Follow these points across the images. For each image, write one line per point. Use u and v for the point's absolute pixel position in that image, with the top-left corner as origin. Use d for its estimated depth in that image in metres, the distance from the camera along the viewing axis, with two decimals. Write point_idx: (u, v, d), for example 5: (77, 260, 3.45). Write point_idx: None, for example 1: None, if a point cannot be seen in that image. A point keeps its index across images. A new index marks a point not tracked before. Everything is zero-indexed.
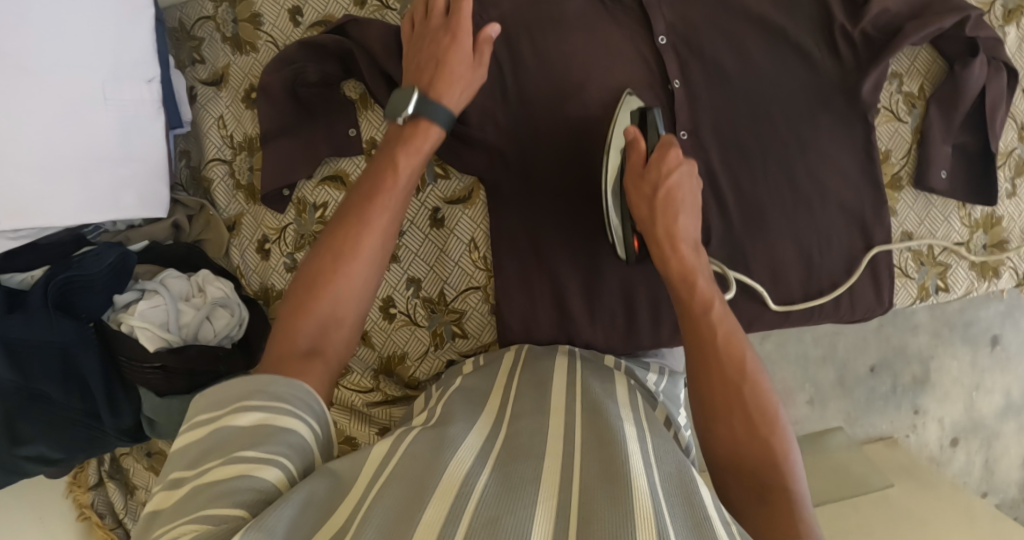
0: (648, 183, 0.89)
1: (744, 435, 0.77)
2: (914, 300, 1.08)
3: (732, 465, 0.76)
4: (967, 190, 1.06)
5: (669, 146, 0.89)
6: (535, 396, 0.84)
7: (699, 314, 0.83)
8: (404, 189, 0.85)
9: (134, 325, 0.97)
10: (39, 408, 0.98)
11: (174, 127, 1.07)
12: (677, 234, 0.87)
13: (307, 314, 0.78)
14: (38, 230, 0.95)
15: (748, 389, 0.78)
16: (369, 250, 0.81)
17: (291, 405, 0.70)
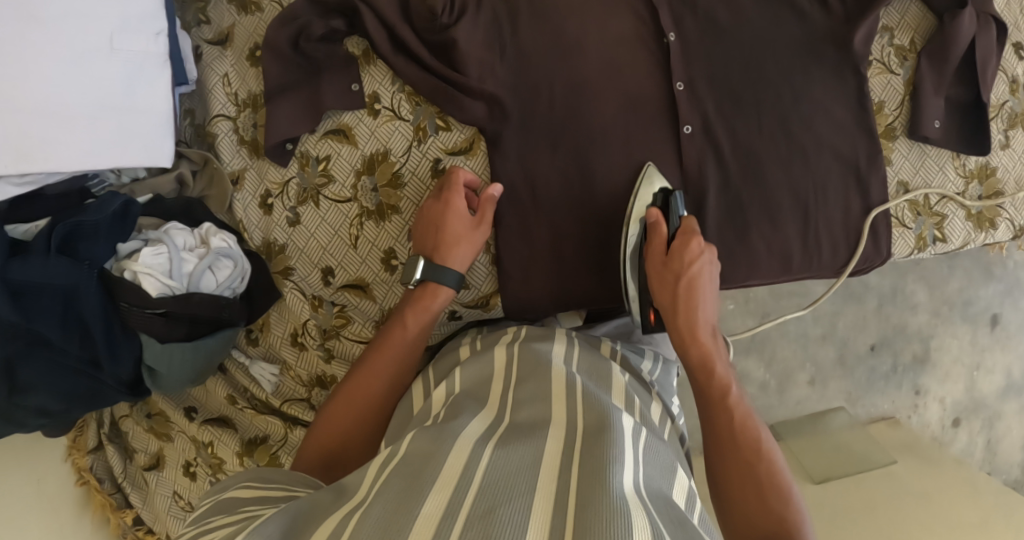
0: (671, 272, 0.96)
1: (749, 477, 0.85)
2: (912, 251, 1.09)
3: (742, 531, 0.83)
4: (961, 141, 1.08)
5: (690, 243, 0.96)
6: (534, 383, 0.88)
7: (705, 381, 0.92)
8: (419, 332, 1.00)
9: (138, 271, 0.97)
10: (40, 354, 0.98)
11: (179, 85, 1.09)
12: (693, 325, 0.94)
13: (329, 424, 0.94)
14: (43, 176, 0.96)
15: (761, 467, 0.85)
16: (387, 366, 0.98)
17: (292, 473, 0.85)
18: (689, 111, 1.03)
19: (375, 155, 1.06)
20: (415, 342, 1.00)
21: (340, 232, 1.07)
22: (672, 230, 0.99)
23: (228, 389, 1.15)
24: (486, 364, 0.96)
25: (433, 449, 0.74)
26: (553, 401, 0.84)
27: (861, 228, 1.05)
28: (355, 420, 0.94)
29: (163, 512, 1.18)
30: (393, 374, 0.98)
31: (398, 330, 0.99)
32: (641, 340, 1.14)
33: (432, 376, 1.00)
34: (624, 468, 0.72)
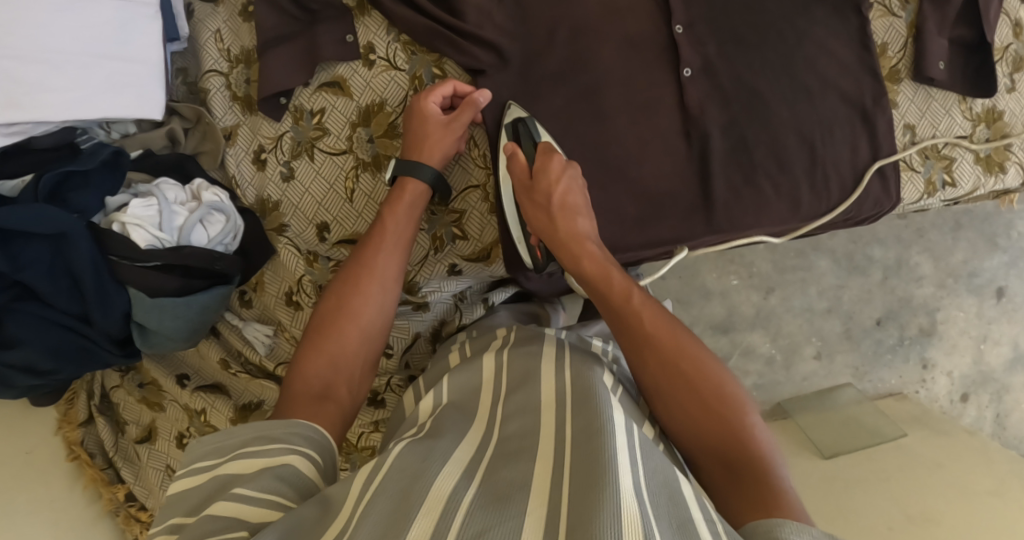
0: (540, 194, 0.94)
1: (693, 403, 0.81)
2: (922, 196, 1.08)
3: (712, 457, 0.79)
4: (966, 82, 1.06)
5: (550, 162, 0.95)
6: (525, 391, 0.86)
7: (603, 289, 0.90)
8: (399, 249, 0.97)
9: (126, 222, 0.95)
10: (29, 306, 0.96)
11: (171, 41, 1.07)
12: (570, 234, 0.93)
13: (317, 358, 0.89)
14: (30, 126, 0.95)
15: (686, 361, 0.83)
16: (370, 293, 0.94)
17: (291, 437, 0.79)
18: (690, 52, 1.02)
19: (371, 107, 1.04)
20: (397, 253, 0.97)
21: (335, 186, 1.05)
22: (528, 152, 0.98)
23: (221, 353, 1.11)
24: (476, 373, 0.95)
25: (418, 470, 0.72)
26: (542, 412, 0.82)
27: (871, 169, 1.04)
28: (342, 359, 0.90)
29: (155, 486, 1.14)
30: (373, 306, 0.93)
31: (376, 249, 0.96)
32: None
33: (421, 385, 1.00)
34: (622, 471, 0.68)
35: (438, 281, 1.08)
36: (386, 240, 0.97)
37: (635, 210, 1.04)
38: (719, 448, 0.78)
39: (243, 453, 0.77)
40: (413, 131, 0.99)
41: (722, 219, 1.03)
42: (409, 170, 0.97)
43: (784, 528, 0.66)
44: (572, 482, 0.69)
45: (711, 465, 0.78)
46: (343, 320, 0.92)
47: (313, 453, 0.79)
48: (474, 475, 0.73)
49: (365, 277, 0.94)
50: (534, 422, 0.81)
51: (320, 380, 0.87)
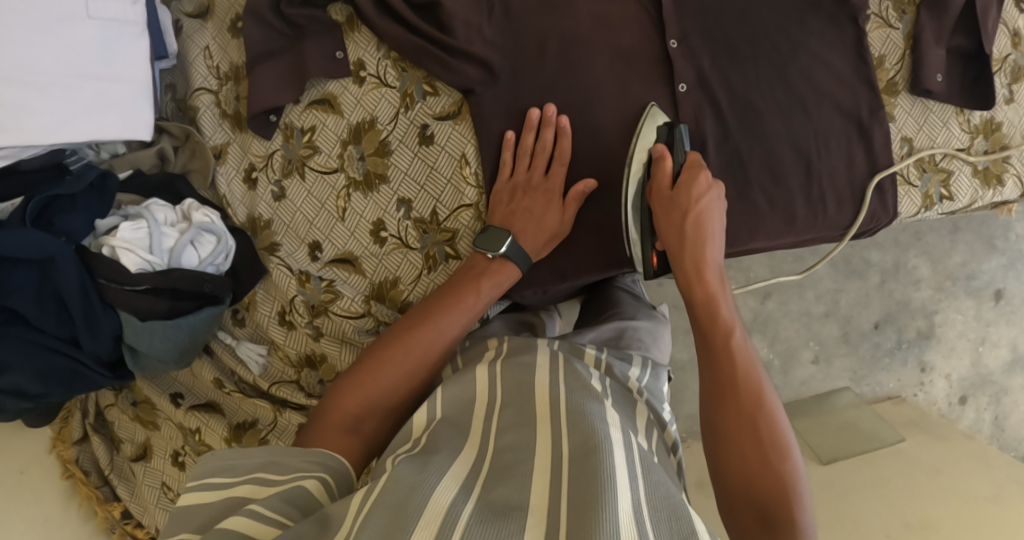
0: (678, 209, 0.90)
1: (750, 452, 0.80)
2: (919, 210, 1.07)
3: (740, 501, 0.80)
4: (964, 94, 1.05)
5: (696, 177, 0.92)
6: (517, 404, 0.85)
7: (706, 323, 0.87)
8: (464, 317, 0.95)
9: (115, 246, 0.95)
10: (17, 330, 0.95)
11: (160, 59, 1.06)
12: (693, 258, 0.89)
13: (355, 392, 0.89)
14: (17, 150, 0.94)
15: (763, 417, 0.81)
16: (423, 353, 0.92)
17: (307, 464, 0.79)
18: (683, 66, 1.01)
19: (362, 124, 1.03)
20: (463, 322, 0.96)
21: (327, 205, 1.04)
22: (676, 157, 0.96)
23: (214, 372, 1.11)
24: (469, 385, 0.90)
25: (417, 479, 0.71)
26: (537, 424, 0.80)
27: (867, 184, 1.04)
28: (380, 406, 0.89)
29: (150, 504, 1.12)
30: (421, 365, 0.92)
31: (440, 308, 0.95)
32: (631, 346, 1.10)
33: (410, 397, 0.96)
34: (620, 495, 0.68)
35: None
36: (451, 300, 0.96)
37: None
38: (753, 495, 0.79)
39: (255, 477, 0.77)
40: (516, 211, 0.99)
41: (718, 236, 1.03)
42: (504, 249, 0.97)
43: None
44: (569, 508, 0.68)
45: (747, 521, 0.79)
46: (391, 363, 0.91)
47: (327, 479, 0.79)
48: (473, 492, 0.72)
49: (421, 330, 0.93)
50: (530, 432, 0.80)
51: (354, 415, 0.88)
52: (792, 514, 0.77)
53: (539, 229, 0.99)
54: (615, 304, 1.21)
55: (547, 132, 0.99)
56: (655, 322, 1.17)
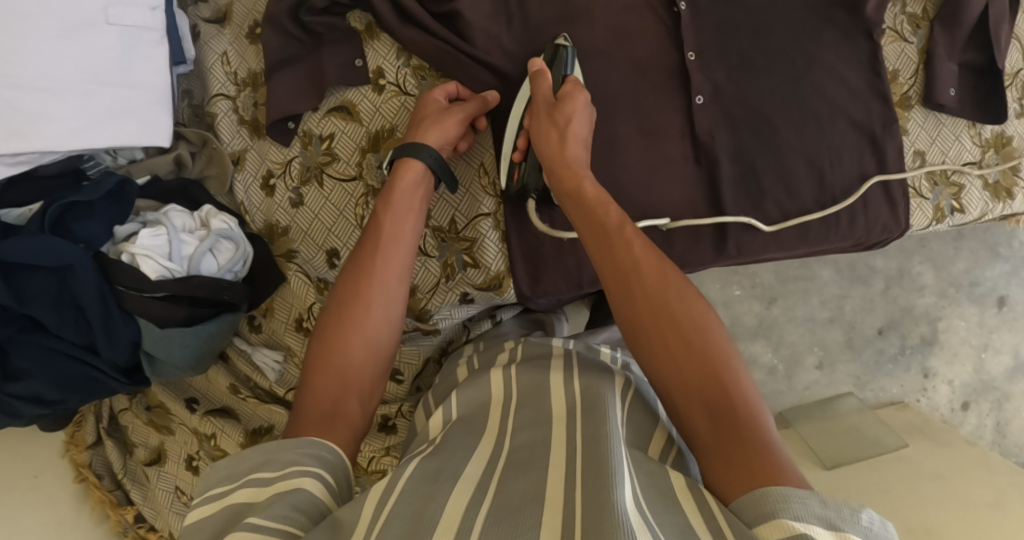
0: (554, 122, 0.93)
1: (673, 338, 0.79)
2: (931, 222, 1.07)
3: (685, 394, 0.77)
4: (976, 108, 1.06)
5: (576, 92, 0.94)
6: (534, 406, 0.86)
7: (600, 215, 0.87)
8: (405, 244, 0.94)
9: (134, 253, 0.94)
10: (35, 337, 0.95)
11: (177, 65, 1.06)
12: (568, 160, 0.91)
13: (323, 368, 0.86)
14: (36, 156, 0.94)
15: (672, 292, 0.81)
16: (375, 296, 0.90)
17: (304, 457, 0.77)
18: (700, 79, 1.02)
19: (380, 132, 1.03)
20: (398, 255, 0.93)
21: (345, 212, 1.04)
22: (556, 80, 0.97)
23: (229, 378, 1.11)
24: (484, 388, 0.94)
25: (428, 490, 0.73)
26: (552, 423, 0.82)
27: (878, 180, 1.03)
28: (350, 374, 0.86)
29: (164, 508, 1.13)
30: (379, 312, 0.90)
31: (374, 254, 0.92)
32: None
33: (430, 401, 1.00)
34: (626, 475, 0.69)
35: (448, 309, 1.04)
36: (383, 239, 0.93)
37: (646, 237, 1.03)
38: (695, 383, 0.77)
39: (252, 480, 0.75)
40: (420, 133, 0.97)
41: (735, 249, 1.03)
42: (410, 155, 0.95)
43: (782, 521, 0.64)
44: (584, 492, 0.68)
45: (697, 417, 0.76)
46: (346, 327, 0.88)
47: (325, 472, 0.77)
48: (488, 490, 0.73)
49: (366, 279, 0.91)
50: (545, 431, 0.81)
51: (330, 398, 0.84)
52: (736, 392, 0.76)
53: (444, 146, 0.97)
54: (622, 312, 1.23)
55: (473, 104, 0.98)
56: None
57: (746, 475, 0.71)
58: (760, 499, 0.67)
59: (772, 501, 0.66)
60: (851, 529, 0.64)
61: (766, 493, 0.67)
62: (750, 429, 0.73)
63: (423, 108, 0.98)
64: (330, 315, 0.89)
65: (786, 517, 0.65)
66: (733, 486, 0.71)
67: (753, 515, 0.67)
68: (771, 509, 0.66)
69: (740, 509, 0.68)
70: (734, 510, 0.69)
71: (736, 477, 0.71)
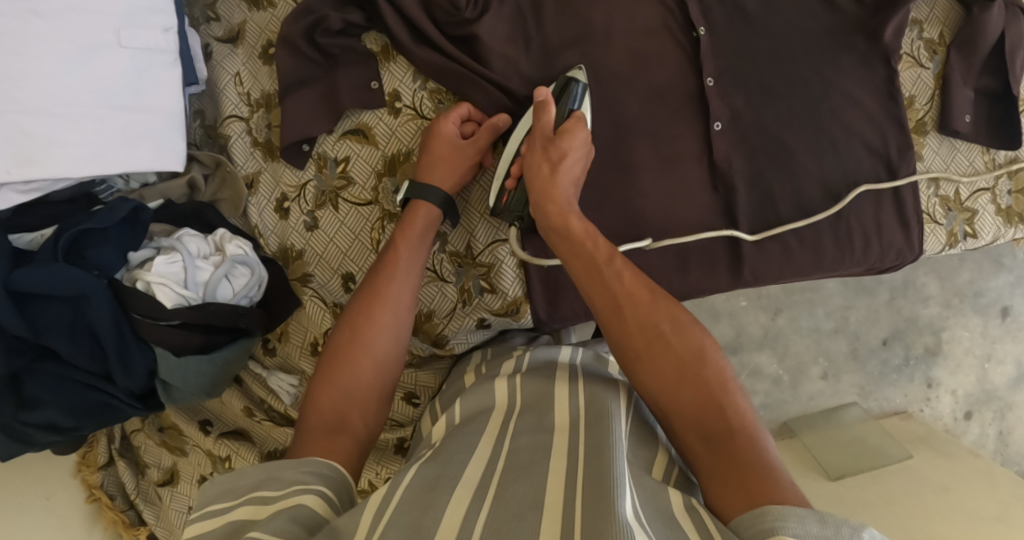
0: (546, 160, 0.91)
1: (666, 366, 0.79)
2: (944, 247, 1.07)
3: (682, 424, 0.77)
4: (991, 133, 1.06)
5: (576, 128, 0.91)
6: (535, 415, 0.86)
7: (591, 245, 0.87)
8: (413, 267, 0.95)
9: (150, 281, 0.94)
10: (50, 367, 0.95)
11: (189, 85, 1.05)
12: (558, 195, 0.89)
13: (330, 386, 0.87)
14: (48, 183, 0.93)
15: (661, 320, 0.81)
16: (384, 316, 0.91)
17: (305, 473, 0.77)
18: (718, 104, 1.01)
19: (396, 156, 1.03)
20: (408, 279, 0.95)
21: (361, 236, 1.03)
22: (561, 114, 0.94)
23: (244, 401, 1.11)
24: (487, 396, 0.94)
25: (426, 500, 0.71)
26: (554, 433, 0.81)
27: (886, 188, 1.03)
28: (357, 392, 0.87)
29: (178, 527, 1.13)
30: (387, 333, 0.91)
31: (384, 276, 0.93)
32: None
33: (437, 408, 1.00)
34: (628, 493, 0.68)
35: (465, 333, 1.04)
36: (395, 264, 0.94)
37: (663, 262, 1.03)
38: (691, 410, 0.77)
39: (255, 496, 0.74)
40: (429, 164, 0.97)
41: (750, 274, 1.03)
42: (419, 195, 0.96)
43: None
44: (583, 502, 0.67)
45: (696, 443, 0.76)
46: (355, 349, 0.89)
47: (326, 489, 0.76)
48: (486, 495, 0.71)
49: (378, 302, 0.92)
50: (546, 440, 0.81)
51: (334, 413, 0.85)
52: (732, 415, 0.75)
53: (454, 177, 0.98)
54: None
55: (482, 136, 0.97)
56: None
57: (742, 496, 0.70)
58: (755, 518, 0.66)
59: (769, 518, 0.65)
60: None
61: (763, 512, 0.66)
62: (746, 450, 0.73)
63: (438, 140, 0.97)
64: (339, 334, 0.91)
65: (785, 534, 0.63)
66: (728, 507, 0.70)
67: (752, 532, 0.66)
68: (769, 526, 0.65)
69: (738, 528, 0.67)
70: (733, 528, 0.68)
71: (732, 498, 0.71)
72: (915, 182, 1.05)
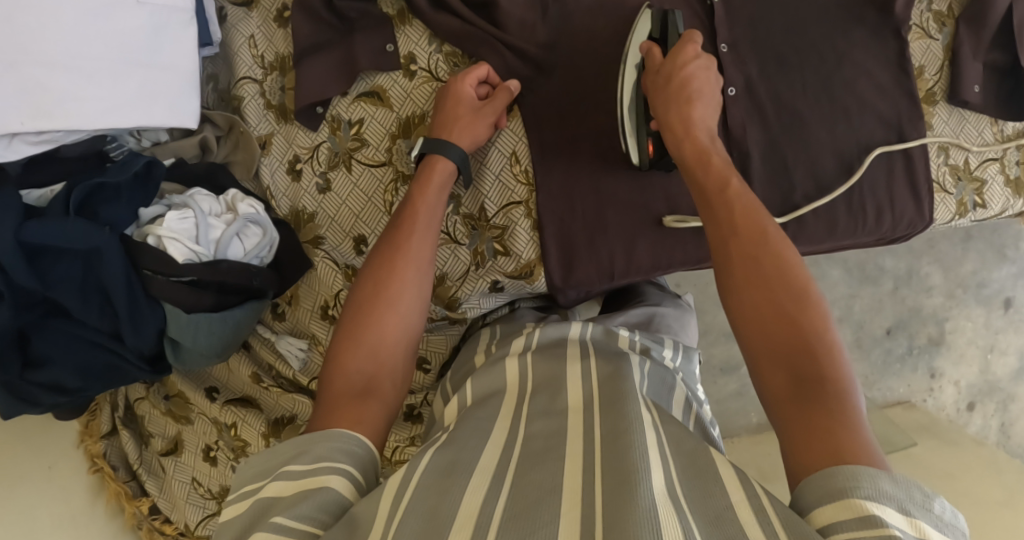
0: (662, 77, 0.90)
1: (769, 300, 0.76)
2: (954, 217, 1.07)
3: (773, 354, 0.74)
4: (1000, 105, 1.06)
5: (688, 45, 0.91)
6: (549, 393, 0.85)
7: (701, 170, 0.85)
8: (432, 224, 0.94)
9: (162, 236, 0.92)
10: (59, 325, 0.94)
11: (203, 46, 1.05)
12: (683, 115, 0.88)
13: (355, 349, 0.84)
14: (59, 134, 0.92)
15: (769, 263, 0.77)
16: (407, 273, 0.89)
17: (328, 451, 0.73)
18: (732, 71, 1.01)
19: (411, 118, 1.02)
20: (428, 236, 0.93)
21: (374, 198, 1.03)
22: (670, 40, 0.94)
23: (252, 367, 1.09)
24: (500, 375, 0.91)
25: (443, 485, 0.70)
26: (570, 415, 0.81)
27: (897, 149, 1.03)
28: (384, 353, 0.85)
29: (181, 500, 1.12)
30: (410, 291, 0.89)
31: (406, 234, 0.92)
32: (661, 330, 1.10)
33: (446, 390, 0.97)
34: (653, 470, 0.66)
35: (478, 297, 1.04)
36: (417, 222, 0.92)
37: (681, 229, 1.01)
38: (783, 347, 0.73)
39: (282, 473, 0.72)
40: (446, 118, 0.97)
41: None
42: (436, 149, 0.95)
43: (856, 506, 0.61)
44: (602, 482, 0.67)
45: (784, 381, 0.72)
46: (380, 306, 0.87)
47: (353, 466, 0.74)
48: (506, 482, 0.70)
49: (401, 259, 0.90)
50: (559, 424, 0.79)
51: (361, 375, 0.83)
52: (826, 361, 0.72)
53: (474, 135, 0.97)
54: (642, 295, 1.21)
55: (500, 97, 0.97)
56: (682, 310, 1.17)
57: (820, 450, 0.67)
58: (825, 478, 0.64)
59: (840, 479, 0.63)
60: (920, 516, 0.61)
61: (834, 472, 0.64)
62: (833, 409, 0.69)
63: (456, 100, 0.97)
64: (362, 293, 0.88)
65: (859, 496, 0.61)
66: (803, 460, 0.67)
67: (817, 494, 0.63)
68: (842, 489, 0.62)
69: (806, 486, 0.65)
70: (800, 489, 0.65)
71: (809, 453, 0.67)
72: (926, 145, 1.04)
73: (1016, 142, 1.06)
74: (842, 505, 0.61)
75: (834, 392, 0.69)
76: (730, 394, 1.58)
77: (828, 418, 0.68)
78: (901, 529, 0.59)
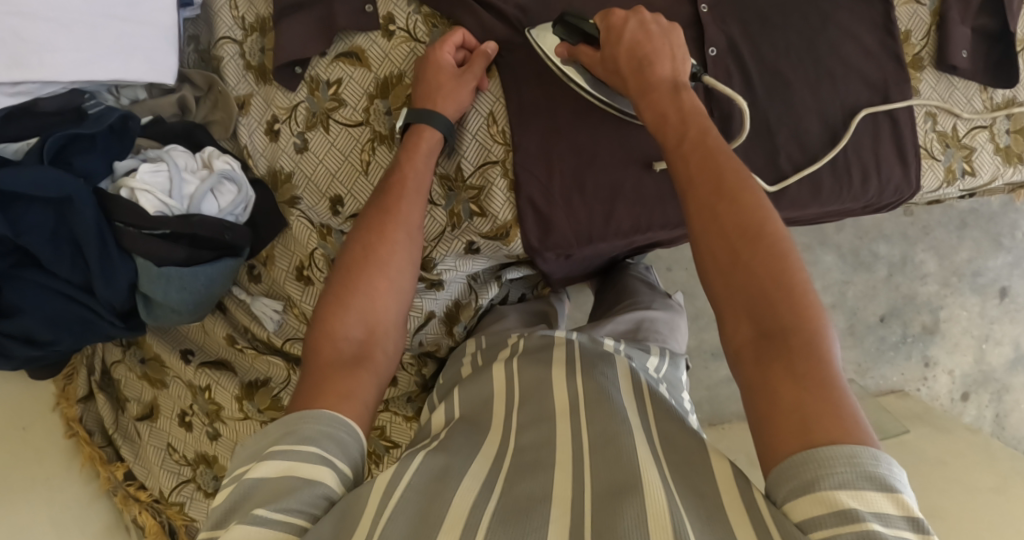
0: (608, 48, 0.86)
1: (743, 250, 0.70)
2: (941, 185, 1.06)
3: (745, 303, 0.69)
4: (988, 72, 1.05)
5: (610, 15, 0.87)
6: (537, 401, 0.80)
7: (662, 133, 0.79)
8: (421, 189, 0.93)
9: (135, 188, 0.92)
10: (31, 277, 0.94)
11: (184, 7, 1.04)
12: (650, 84, 0.82)
13: (345, 312, 0.81)
14: (35, 86, 0.93)
15: (727, 210, 0.71)
16: (398, 238, 0.88)
17: (317, 443, 0.69)
18: (714, 32, 1.00)
19: (388, 79, 1.02)
20: (417, 201, 0.92)
21: (350, 158, 1.02)
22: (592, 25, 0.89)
23: (227, 328, 1.09)
24: (487, 384, 0.86)
25: (436, 489, 0.67)
26: (557, 417, 0.77)
27: (882, 110, 1.02)
28: (374, 317, 0.83)
29: (155, 465, 1.12)
30: (399, 256, 0.87)
31: (397, 199, 0.90)
32: (649, 338, 1.04)
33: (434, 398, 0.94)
34: (641, 472, 0.66)
35: (454, 259, 1.04)
36: (407, 187, 0.92)
37: (656, 189, 0.99)
38: (756, 295, 0.68)
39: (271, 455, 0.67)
40: (426, 82, 0.96)
41: None
42: (424, 118, 0.94)
43: (832, 497, 0.58)
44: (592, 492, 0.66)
45: (752, 338, 0.68)
46: (370, 268, 0.85)
47: (342, 455, 0.70)
48: (494, 489, 0.68)
49: (391, 223, 0.89)
50: (549, 429, 0.76)
51: (351, 342, 0.80)
52: (798, 320, 0.66)
53: (455, 98, 0.96)
54: (632, 294, 1.15)
55: (478, 61, 0.97)
56: (672, 313, 1.11)
57: (790, 430, 0.63)
58: (794, 469, 0.61)
59: (812, 468, 0.60)
60: (902, 491, 0.59)
61: (808, 457, 0.60)
62: (810, 383, 0.63)
63: (436, 68, 0.96)
64: (350, 258, 0.86)
65: (828, 487, 0.59)
66: (776, 441, 0.63)
67: (786, 490, 0.61)
68: (812, 481, 0.60)
69: (780, 475, 0.62)
70: (773, 480, 0.62)
71: (779, 433, 0.63)
72: (912, 106, 1.03)
73: (1005, 110, 1.04)
74: (819, 502, 0.59)
75: (807, 358, 0.64)
76: (720, 380, 1.53)
77: (804, 396, 0.63)
78: (879, 515, 0.58)
